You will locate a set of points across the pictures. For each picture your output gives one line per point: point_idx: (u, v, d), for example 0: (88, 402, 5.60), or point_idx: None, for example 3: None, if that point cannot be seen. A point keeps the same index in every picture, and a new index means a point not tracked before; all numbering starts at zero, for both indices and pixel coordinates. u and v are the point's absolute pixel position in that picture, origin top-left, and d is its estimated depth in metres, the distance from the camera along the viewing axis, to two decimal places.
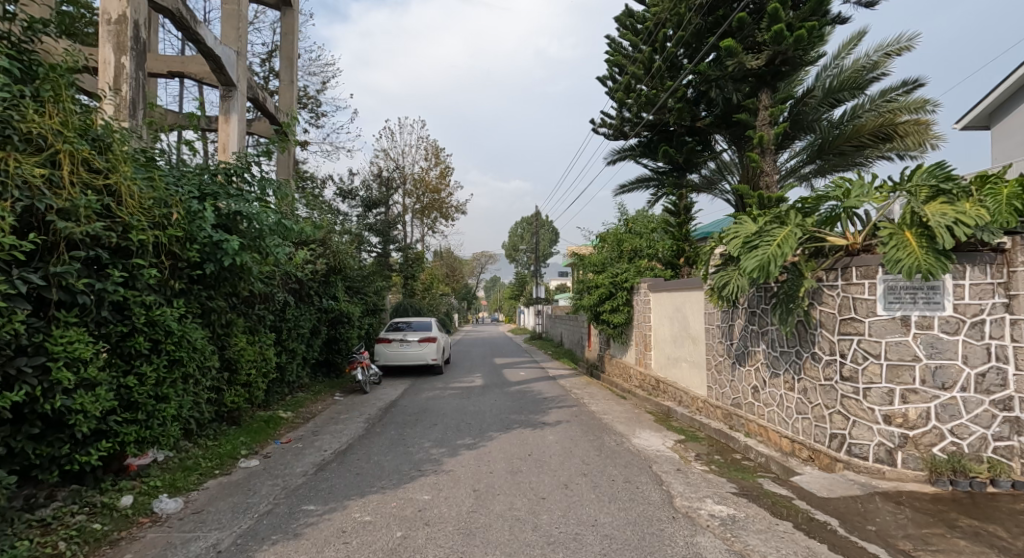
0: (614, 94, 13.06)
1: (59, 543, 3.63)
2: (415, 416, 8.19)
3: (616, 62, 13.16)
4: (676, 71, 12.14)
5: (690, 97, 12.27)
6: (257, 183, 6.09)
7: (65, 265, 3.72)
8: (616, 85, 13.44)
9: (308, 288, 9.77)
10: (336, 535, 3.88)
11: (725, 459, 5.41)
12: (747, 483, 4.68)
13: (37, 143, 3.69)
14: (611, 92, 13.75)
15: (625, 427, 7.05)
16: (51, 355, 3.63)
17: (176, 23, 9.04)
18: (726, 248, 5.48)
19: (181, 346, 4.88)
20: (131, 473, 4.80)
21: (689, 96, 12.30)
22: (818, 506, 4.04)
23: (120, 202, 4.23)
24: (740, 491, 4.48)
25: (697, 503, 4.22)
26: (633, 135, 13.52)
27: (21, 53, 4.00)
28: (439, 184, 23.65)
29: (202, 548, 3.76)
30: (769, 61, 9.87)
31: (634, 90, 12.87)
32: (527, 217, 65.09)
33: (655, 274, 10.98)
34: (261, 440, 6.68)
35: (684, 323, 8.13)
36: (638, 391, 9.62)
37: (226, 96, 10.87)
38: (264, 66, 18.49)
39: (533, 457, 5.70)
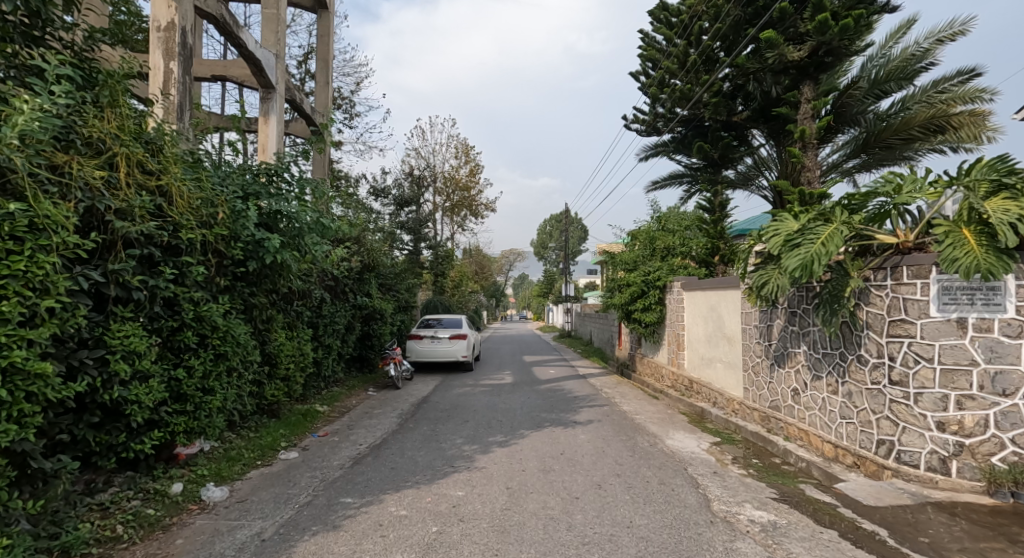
0: (648, 90, 12.91)
1: (118, 526, 3.82)
2: (447, 413, 8.26)
3: (650, 56, 13.00)
4: (713, 65, 11.94)
5: (727, 91, 12.06)
6: (296, 181, 6.21)
7: (122, 262, 3.91)
8: (650, 80, 13.27)
9: (343, 284, 9.98)
10: (374, 528, 3.96)
11: (764, 463, 5.31)
12: (787, 489, 4.59)
13: (97, 146, 3.85)
14: (645, 87, 13.61)
15: (658, 427, 6.99)
16: (109, 348, 3.82)
17: (219, 28, 9.33)
18: (766, 247, 5.38)
19: (226, 341, 5.06)
20: (180, 462, 4.99)
21: (726, 90, 12.07)
22: (864, 515, 3.94)
23: (171, 202, 4.42)
24: (781, 497, 4.39)
25: (735, 507, 4.16)
26: (666, 130, 13.35)
27: (82, 61, 4.16)
28: (469, 181, 23.80)
29: (247, 536, 3.89)
30: (812, 51, 9.71)
31: (668, 85, 12.69)
32: (557, 216, 65.02)
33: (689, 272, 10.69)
34: (300, 433, 6.87)
35: (719, 322, 7.99)
36: (670, 391, 9.52)
37: (266, 98, 11.16)
38: (300, 68, 18.97)
39: (565, 456, 5.69)
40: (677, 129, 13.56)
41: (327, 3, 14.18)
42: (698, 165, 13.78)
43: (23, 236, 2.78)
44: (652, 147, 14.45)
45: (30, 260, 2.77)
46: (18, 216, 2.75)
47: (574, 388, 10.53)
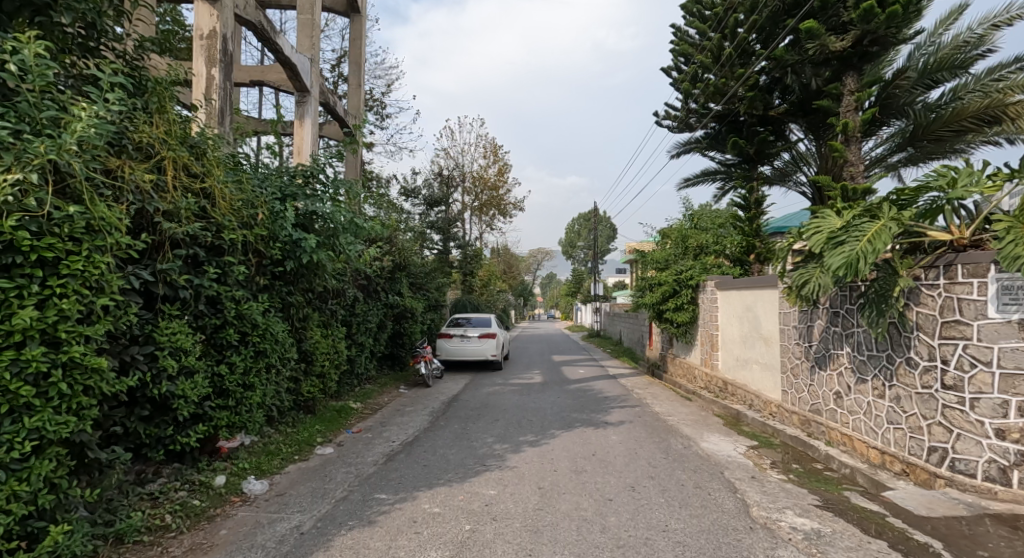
0: (681, 86, 12.73)
1: (166, 515, 3.97)
2: (478, 411, 8.32)
3: (683, 51, 12.81)
4: (749, 58, 11.52)
5: (764, 85, 11.78)
6: (331, 183, 6.31)
7: (170, 262, 4.05)
8: (683, 75, 13.09)
9: (375, 283, 10.13)
10: (408, 525, 4.02)
11: (805, 469, 5.18)
12: (831, 496, 4.47)
13: (147, 151, 4.01)
14: (678, 83, 13.43)
15: (692, 429, 6.89)
16: (159, 344, 3.97)
17: (257, 34, 9.56)
18: (807, 245, 5.28)
19: (265, 338, 5.20)
20: (222, 456, 5.14)
21: (762, 84, 11.66)
22: (915, 525, 3.82)
23: (214, 204, 4.56)
24: (825, 504, 4.28)
25: (776, 514, 4.08)
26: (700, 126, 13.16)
27: (133, 70, 4.34)
28: (497, 180, 23.86)
29: (286, 528, 3.99)
30: (856, 42, 9.35)
31: (702, 80, 12.49)
32: (586, 215, 64.71)
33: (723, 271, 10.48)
34: (335, 429, 7.02)
35: (755, 323, 7.83)
36: (704, 392, 9.38)
37: (301, 101, 11.41)
38: (333, 71, 19.34)
39: (598, 457, 5.67)
40: (711, 125, 13.33)
41: (359, 6, 14.40)
42: (733, 162, 13.52)
43: (82, 238, 2.87)
44: (684, 144, 14.24)
45: (86, 260, 2.86)
46: (78, 218, 2.84)
47: (605, 388, 10.45)
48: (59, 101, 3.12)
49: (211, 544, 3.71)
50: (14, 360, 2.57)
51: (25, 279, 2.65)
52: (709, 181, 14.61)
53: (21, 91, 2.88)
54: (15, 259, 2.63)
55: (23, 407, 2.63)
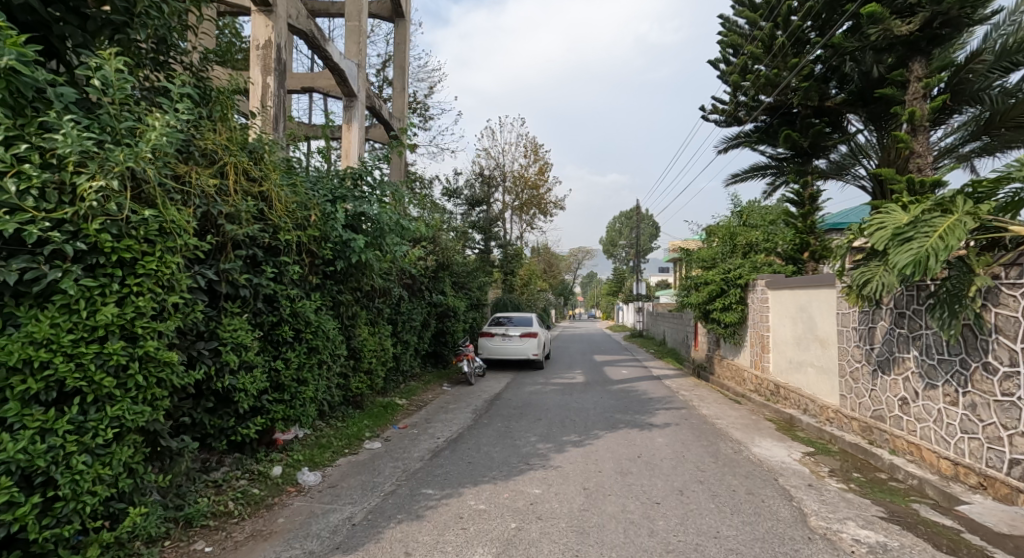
0: (729, 78, 12.43)
1: (230, 502, 4.18)
2: (521, 409, 8.37)
3: (732, 42, 12.51)
4: (803, 47, 11.30)
5: (820, 75, 11.38)
6: (377, 185, 6.46)
7: (231, 262, 4.27)
8: (732, 67, 12.77)
9: (419, 283, 10.33)
10: (454, 520, 4.10)
11: (867, 478, 5.01)
12: (897, 508, 4.31)
13: (211, 157, 4.23)
14: (726, 75, 13.13)
15: (743, 433, 6.74)
16: (221, 340, 4.18)
17: (308, 42, 9.90)
18: (869, 242, 5.12)
19: (317, 335, 5.40)
20: (278, 447, 5.37)
21: (817, 73, 11.58)
22: (994, 543, 3.66)
23: (271, 206, 4.78)
24: (890, 517, 4.14)
25: (836, 525, 3.97)
26: (749, 120, 12.82)
27: (200, 80, 4.59)
28: (538, 179, 23.87)
29: (339, 519, 4.14)
30: (925, 24, 8.94)
31: (751, 72, 12.15)
32: (627, 214, 64.10)
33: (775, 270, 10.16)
34: (382, 424, 7.21)
35: (811, 323, 7.58)
36: (753, 395, 9.15)
37: (349, 106, 11.74)
38: (378, 76, 19.78)
39: (643, 459, 5.63)
40: (762, 118, 12.93)
41: (403, 11, 14.70)
42: (785, 156, 13.12)
43: (155, 240, 3.04)
44: (733, 139, 13.89)
45: (159, 261, 3.04)
46: (151, 222, 3.02)
47: (649, 389, 10.33)
48: (135, 112, 3.32)
49: (271, 531, 3.90)
50: (97, 354, 2.77)
51: (107, 278, 2.83)
52: (758, 177, 14.21)
53: (103, 105, 3.10)
54: (98, 260, 2.82)
55: (105, 397, 2.83)
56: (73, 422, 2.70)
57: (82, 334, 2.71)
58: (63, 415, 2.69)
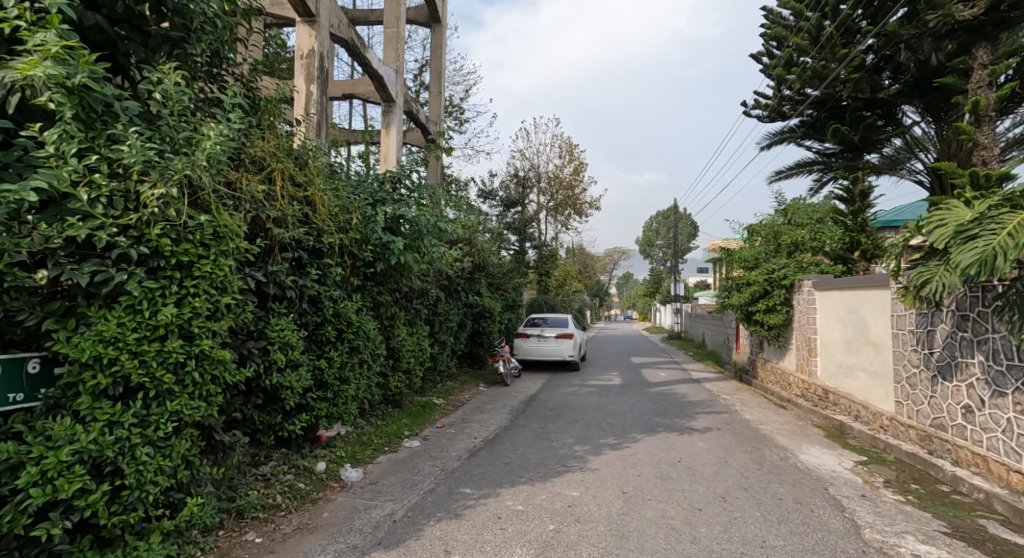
0: (774, 71, 12.14)
1: (278, 496, 4.35)
2: (556, 411, 8.38)
3: (777, 34, 12.23)
4: (853, 37, 11.07)
5: (871, 65, 11.02)
6: (415, 188, 6.58)
7: (278, 265, 4.44)
8: (775, 61, 12.47)
9: (456, 284, 10.47)
10: (493, 520, 4.16)
11: (927, 491, 4.83)
12: (962, 523, 4.16)
13: (260, 164, 4.41)
14: (770, 69, 12.83)
15: (789, 440, 6.59)
16: (270, 340, 4.35)
17: (348, 50, 10.17)
18: (928, 240, 4.95)
19: (358, 335, 5.54)
20: (322, 443, 5.54)
21: (869, 64, 11.24)
22: None
23: (315, 210, 4.95)
24: (954, 532, 4.00)
25: (893, 538, 3.86)
26: (794, 113, 12.52)
27: (250, 91, 4.80)
28: (573, 180, 23.80)
29: (381, 515, 4.25)
30: (990, 8, 8.54)
31: (796, 64, 11.84)
32: (664, 213, 63.20)
33: (822, 270, 9.82)
34: (420, 423, 7.35)
35: (862, 325, 7.35)
36: (800, 400, 8.92)
37: (387, 111, 11.98)
38: (414, 81, 20.11)
39: (683, 464, 5.58)
40: (807, 113, 12.67)
41: (439, 16, 14.91)
42: (833, 151, 12.75)
43: (210, 244, 3.19)
44: (777, 135, 13.56)
45: (213, 263, 3.19)
46: (206, 227, 3.17)
47: (688, 392, 10.19)
48: (192, 123, 3.50)
49: (316, 524, 4.04)
50: (158, 352, 2.93)
51: (167, 280, 3.00)
52: (804, 174, 13.82)
53: (164, 116, 3.28)
54: (159, 263, 2.99)
55: (166, 392, 2.99)
56: (137, 416, 2.86)
57: (145, 333, 2.87)
58: (128, 408, 2.86)
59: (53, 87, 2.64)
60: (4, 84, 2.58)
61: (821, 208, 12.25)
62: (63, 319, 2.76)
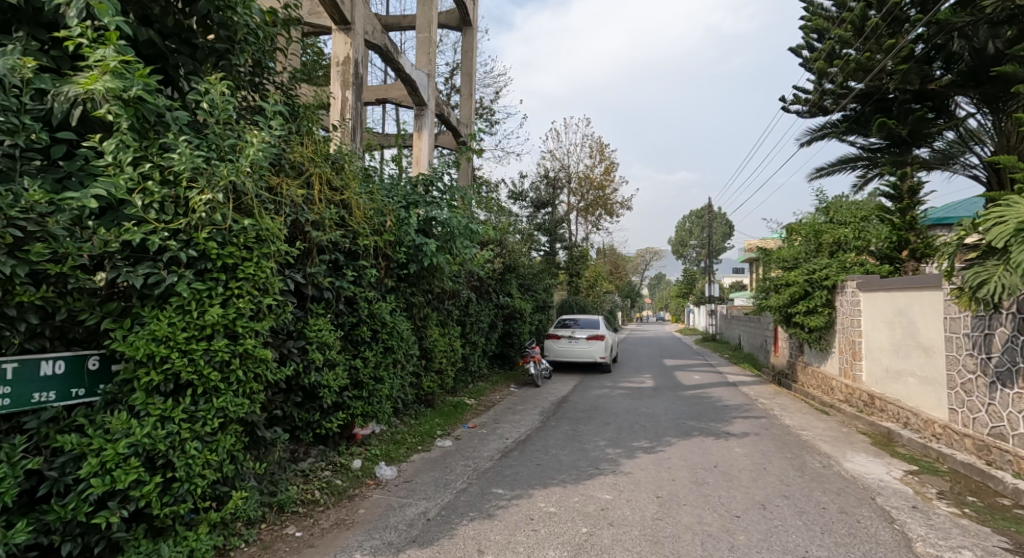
0: (815, 64, 11.85)
1: (316, 491, 4.48)
2: (588, 413, 8.37)
3: (817, 26, 11.94)
4: (901, 25, 10.63)
5: (921, 55, 10.64)
6: (447, 190, 6.66)
7: (316, 267, 4.57)
8: (817, 53, 12.18)
9: (487, 285, 10.54)
10: (526, 521, 4.20)
11: (984, 504, 4.66)
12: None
13: (299, 169, 4.54)
14: (810, 62, 12.53)
15: (832, 447, 6.43)
16: (308, 339, 4.48)
17: (382, 55, 10.37)
18: (986, 238, 4.80)
19: (392, 335, 5.65)
20: (357, 441, 5.66)
21: (920, 54, 10.84)
22: None
23: (351, 213, 5.07)
24: (1015, 549, 3.85)
25: (948, 553, 3.74)
26: (837, 108, 12.19)
27: (290, 98, 4.96)
28: (604, 180, 23.66)
29: (415, 513, 4.33)
30: None
31: (838, 57, 11.53)
32: (697, 213, 62.22)
33: (867, 270, 9.50)
34: (452, 423, 7.45)
35: (911, 328, 7.14)
36: (843, 404, 8.69)
37: (419, 114, 12.16)
38: (445, 84, 20.33)
39: (720, 469, 5.51)
40: (851, 106, 12.28)
41: (470, 20, 15.04)
42: (880, 146, 12.42)
43: (253, 247, 3.30)
44: (818, 130, 13.23)
45: (256, 265, 3.30)
46: (249, 230, 3.28)
47: (724, 396, 10.03)
48: (237, 131, 3.64)
49: (353, 520, 4.14)
50: (205, 350, 3.05)
51: (213, 282, 3.12)
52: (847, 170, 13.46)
53: (210, 125, 3.43)
54: (206, 265, 3.12)
55: (212, 389, 3.11)
56: (186, 412, 3.00)
57: (193, 332, 3.00)
58: (178, 404, 3.00)
59: (110, 100, 2.81)
60: (68, 98, 2.76)
61: (865, 205, 11.82)
62: (119, 318, 2.91)
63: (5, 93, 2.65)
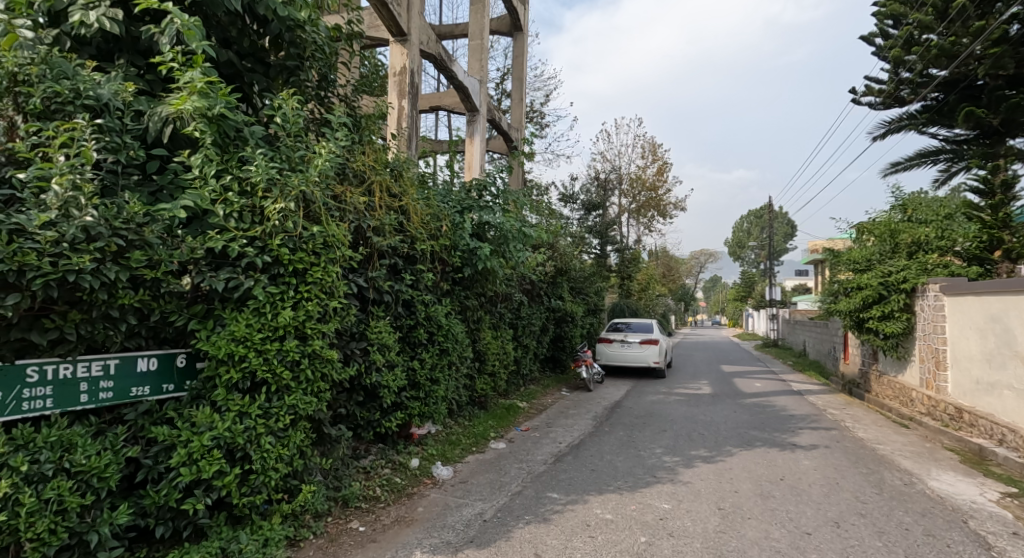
0: (892, 52, 11.28)
1: (377, 488, 4.65)
2: (643, 419, 8.26)
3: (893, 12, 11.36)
4: (990, 6, 10.01)
5: (1014, 38, 9.91)
6: (499, 195, 6.76)
7: (377, 271, 4.75)
8: (892, 41, 11.58)
9: (538, 288, 10.59)
10: (582, 527, 4.21)
11: None
12: None
13: (361, 177, 4.73)
14: (885, 50, 11.93)
15: (915, 463, 6.10)
16: (370, 341, 4.66)
17: (436, 64, 10.62)
18: None
19: (448, 338, 5.77)
20: (414, 440, 5.82)
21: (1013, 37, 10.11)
22: None
23: (409, 219, 5.23)
24: None
25: None
26: (917, 97, 11.59)
27: (352, 109, 5.18)
28: (656, 180, 23.30)
29: (471, 514, 4.42)
30: None
31: (917, 44, 10.92)
32: (756, 213, 60.26)
33: (952, 272, 8.85)
34: (506, 425, 7.53)
35: (1007, 336, 6.65)
36: (925, 417, 8.21)
37: (471, 120, 12.35)
38: (496, 89, 20.56)
39: (787, 483, 5.33)
40: (933, 96, 11.75)
41: (522, 25, 15.16)
42: (967, 137, 11.72)
43: (320, 252, 3.47)
44: (895, 122, 12.61)
45: (323, 269, 3.46)
46: (317, 237, 3.44)
47: (787, 405, 9.67)
48: (307, 142, 3.84)
49: (413, 518, 4.27)
50: (278, 350, 3.24)
51: (285, 286, 3.30)
52: (927, 164, 12.71)
53: (282, 138, 3.64)
54: (279, 270, 3.30)
55: (284, 387, 3.29)
56: (261, 408, 3.18)
57: (268, 333, 3.19)
58: (254, 401, 3.19)
59: (197, 118, 3.04)
60: (160, 118, 3.03)
61: (948, 202, 11.12)
62: (203, 319, 3.14)
63: (110, 115, 2.95)
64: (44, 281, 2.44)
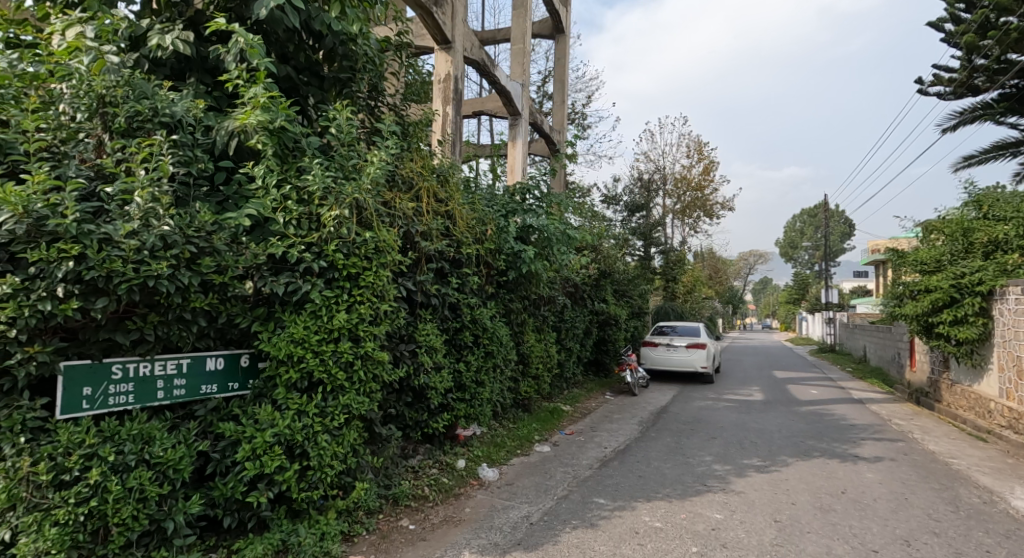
0: (966, 38, 10.74)
1: (426, 487, 4.75)
2: (691, 425, 8.11)
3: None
4: None
5: None
6: (542, 198, 6.80)
7: (424, 275, 4.86)
8: (964, 27, 11.02)
9: (581, 291, 10.57)
10: (631, 534, 4.18)
11: None
12: None
13: (410, 182, 4.86)
14: (957, 36, 11.37)
15: (994, 480, 5.76)
16: (418, 343, 4.77)
17: (480, 70, 10.77)
18: None
19: (493, 340, 5.84)
20: (461, 441, 5.90)
21: None
22: None
23: (455, 223, 5.33)
24: None
25: None
26: (994, 85, 10.99)
27: (401, 117, 5.32)
28: (702, 180, 22.83)
29: (518, 517, 4.46)
30: None
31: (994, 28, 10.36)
32: (808, 212, 58.20)
33: None
34: (550, 429, 7.54)
35: None
36: (1004, 430, 7.74)
37: (513, 124, 12.45)
38: (538, 91, 20.62)
39: (849, 496, 5.14)
40: (1012, 83, 11.11)
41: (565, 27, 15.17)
42: None
43: (372, 257, 3.58)
44: (967, 113, 11.97)
45: (375, 272, 3.57)
46: (370, 242, 3.55)
47: (846, 414, 9.31)
48: (359, 150, 3.98)
49: (461, 518, 4.35)
50: (333, 351, 3.36)
51: (339, 290, 3.44)
52: (1005, 156, 12.02)
53: (336, 147, 3.79)
54: (334, 275, 3.44)
55: (339, 387, 3.42)
56: (318, 407, 3.32)
57: (324, 335, 3.32)
58: (311, 400, 3.33)
59: (260, 131, 3.20)
60: (227, 131, 3.22)
61: None
62: (265, 322, 3.30)
63: (183, 130, 3.16)
64: (128, 285, 2.62)
